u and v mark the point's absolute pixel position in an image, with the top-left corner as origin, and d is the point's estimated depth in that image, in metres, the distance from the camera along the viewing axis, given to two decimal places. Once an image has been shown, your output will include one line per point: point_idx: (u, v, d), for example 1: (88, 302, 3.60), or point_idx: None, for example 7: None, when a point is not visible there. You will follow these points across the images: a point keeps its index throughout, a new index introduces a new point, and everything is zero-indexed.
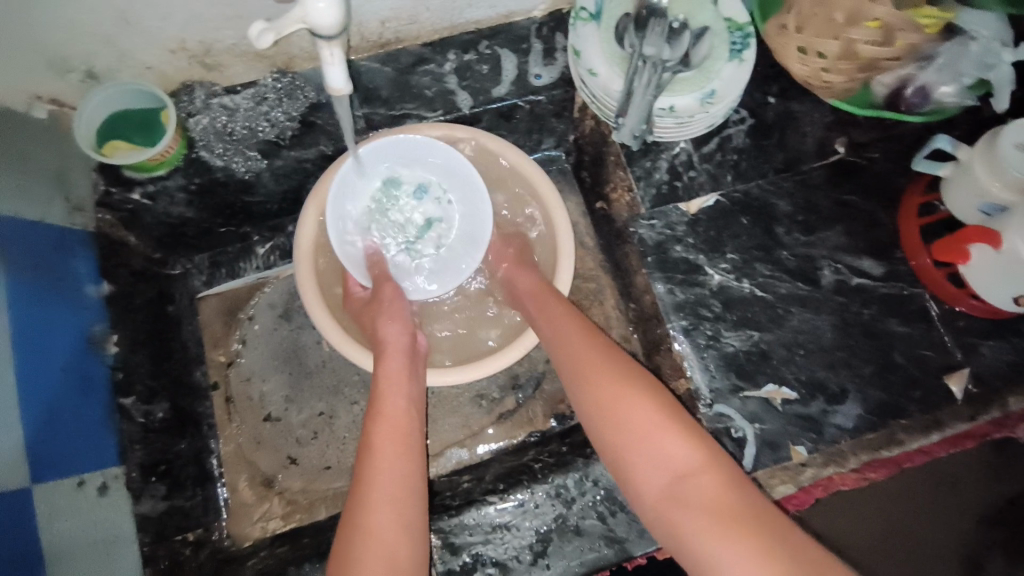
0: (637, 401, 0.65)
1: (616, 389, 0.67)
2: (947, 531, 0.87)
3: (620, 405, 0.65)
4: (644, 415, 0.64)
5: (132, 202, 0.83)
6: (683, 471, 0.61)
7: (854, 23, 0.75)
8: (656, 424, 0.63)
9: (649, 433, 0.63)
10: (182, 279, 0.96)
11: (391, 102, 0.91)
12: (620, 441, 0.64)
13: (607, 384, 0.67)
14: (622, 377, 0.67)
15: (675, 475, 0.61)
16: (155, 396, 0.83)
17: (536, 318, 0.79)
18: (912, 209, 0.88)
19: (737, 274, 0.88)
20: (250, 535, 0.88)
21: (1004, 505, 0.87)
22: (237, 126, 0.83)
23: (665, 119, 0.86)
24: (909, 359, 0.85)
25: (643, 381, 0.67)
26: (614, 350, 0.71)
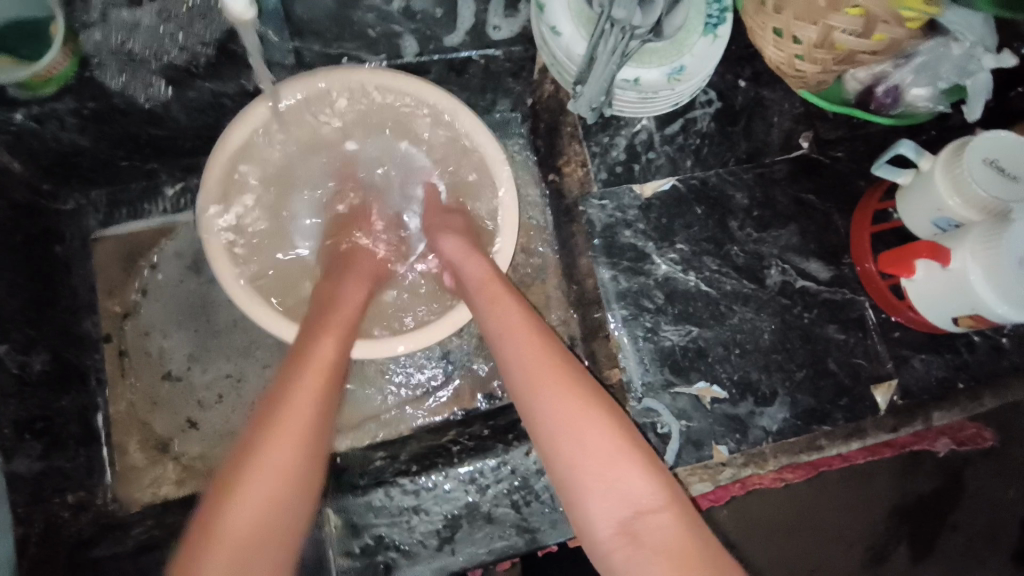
0: (594, 430, 0.61)
1: (573, 415, 0.62)
2: (859, 526, 0.85)
3: (578, 433, 0.61)
4: (600, 445, 0.60)
5: (15, 124, 0.71)
6: (635, 508, 0.58)
7: (835, 8, 0.68)
8: (612, 456, 0.60)
9: (605, 470, 0.60)
10: (73, 217, 0.86)
11: (327, 40, 0.81)
12: (570, 471, 0.60)
13: (565, 409, 0.62)
14: (582, 403, 0.62)
15: (627, 513, 0.58)
16: (33, 346, 0.73)
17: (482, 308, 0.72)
18: (865, 213, 0.85)
19: (683, 266, 0.84)
20: (139, 500, 0.82)
21: (916, 503, 0.86)
22: (137, 45, 0.70)
23: (627, 92, 0.79)
24: (842, 367, 0.84)
25: (604, 404, 0.63)
26: (574, 368, 0.66)
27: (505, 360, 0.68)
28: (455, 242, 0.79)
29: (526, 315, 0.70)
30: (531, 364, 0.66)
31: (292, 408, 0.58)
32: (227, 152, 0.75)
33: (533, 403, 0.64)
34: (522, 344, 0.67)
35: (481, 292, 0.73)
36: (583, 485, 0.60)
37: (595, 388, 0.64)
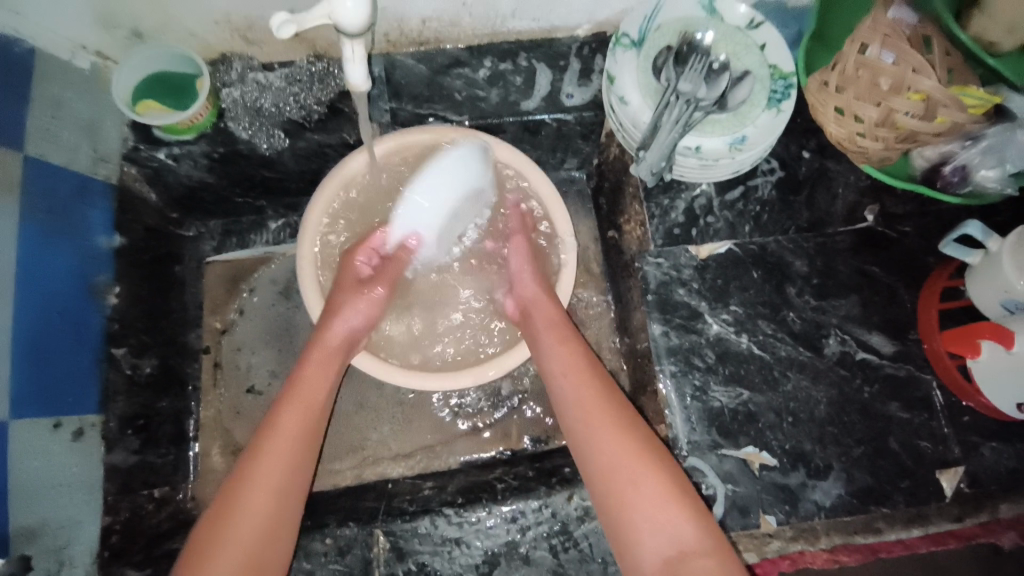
0: (644, 476, 0.70)
1: (626, 460, 0.71)
2: None
3: (627, 476, 0.70)
4: (646, 490, 0.69)
5: (157, 160, 0.85)
6: (676, 547, 0.66)
7: (897, 92, 0.73)
8: (658, 500, 0.69)
9: (648, 507, 0.68)
10: (193, 242, 0.99)
11: (419, 101, 0.92)
12: (618, 509, 0.70)
13: (618, 454, 0.72)
14: (634, 450, 0.72)
15: (669, 551, 0.66)
16: (145, 351, 0.85)
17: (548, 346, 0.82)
18: (933, 291, 0.84)
19: (737, 328, 0.85)
20: (214, 501, 0.90)
21: None
22: (266, 102, 0.85)
23: (689, 158, 0.84)
24: (904, 448, 0.81)
25: (655, 454, 0.72)
26: (632, 420, 0.75)
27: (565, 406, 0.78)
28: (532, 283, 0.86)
29: (589, 369, 0.79)
30: (589, 411, 0.76)
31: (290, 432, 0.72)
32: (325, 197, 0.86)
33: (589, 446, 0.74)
34: (583, 395, 0.77)
35: (549, 331, 0.82)
36: (628, 523, 0.69)
37: (650, 440, 0.73)
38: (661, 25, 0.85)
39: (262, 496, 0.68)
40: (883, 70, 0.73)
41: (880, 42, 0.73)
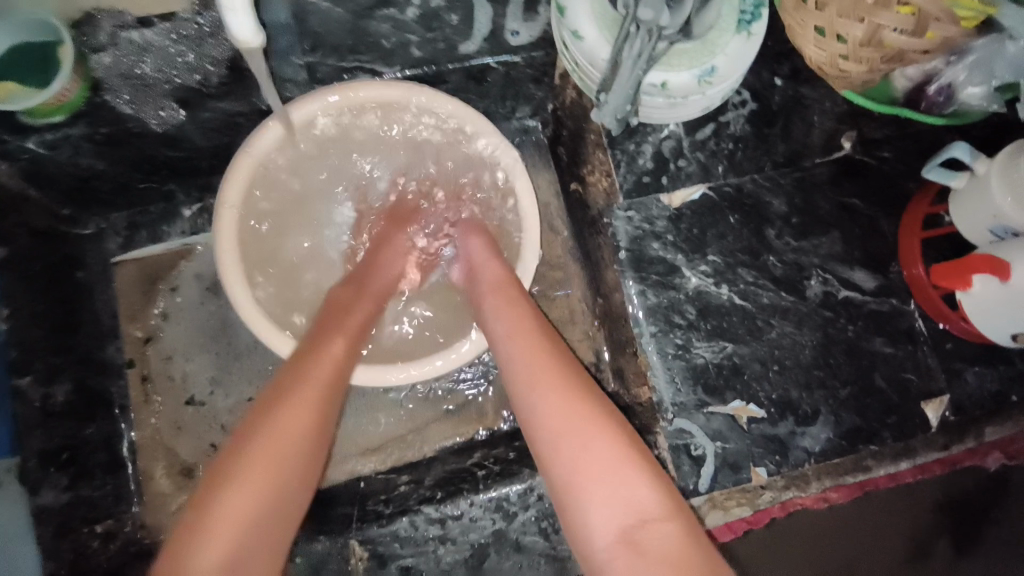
0: (596, 439, 0.58)
1: (575, 420, 0.59)
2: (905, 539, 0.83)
3: (574, 439, 0.58)
4: (599, 453, 0.57)
5: (29, 151, 0.70)
6: (635, 514, 0.54)
7: (885, 6, 0.63)
8: (613, 460, 0.57)
9: (601, 467, 0.57)
10: (94, 241, 0.85)
11: (344, 52, 0.79)
12: (568, 476, 0.57)
13: (565, 417, 0.60)
14: (583, 413, 0.60)
15: (627, 520, 0.54)
16: (57, 375, 0.74)
17: (490, 302, 0.71)
18: (914, 218, 0.80)
19: (716, 278, 0.80)
20: (166, 527, 0.80)
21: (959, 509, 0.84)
22: (147, 68, 0.68)
23: (656, 97, 0.76)
24: (890, 383, 0.79)
25: (606, 414, 0.60)
26: (583, 379, 0.63)
27: (508, 366, 0.66)
28: (477, 243, 0.78)
29: (534, 326, 0.68)
30: (532, 362, 0.64)
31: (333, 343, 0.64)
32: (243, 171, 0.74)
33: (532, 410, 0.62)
34: (529, 355, 0.65)
35: (490, 292, 0.72)
36: (575, 494, 0.56)
37: (603, 401, 0.61)
38: None
39: (289, 441, 0.55)
40: None
41: None
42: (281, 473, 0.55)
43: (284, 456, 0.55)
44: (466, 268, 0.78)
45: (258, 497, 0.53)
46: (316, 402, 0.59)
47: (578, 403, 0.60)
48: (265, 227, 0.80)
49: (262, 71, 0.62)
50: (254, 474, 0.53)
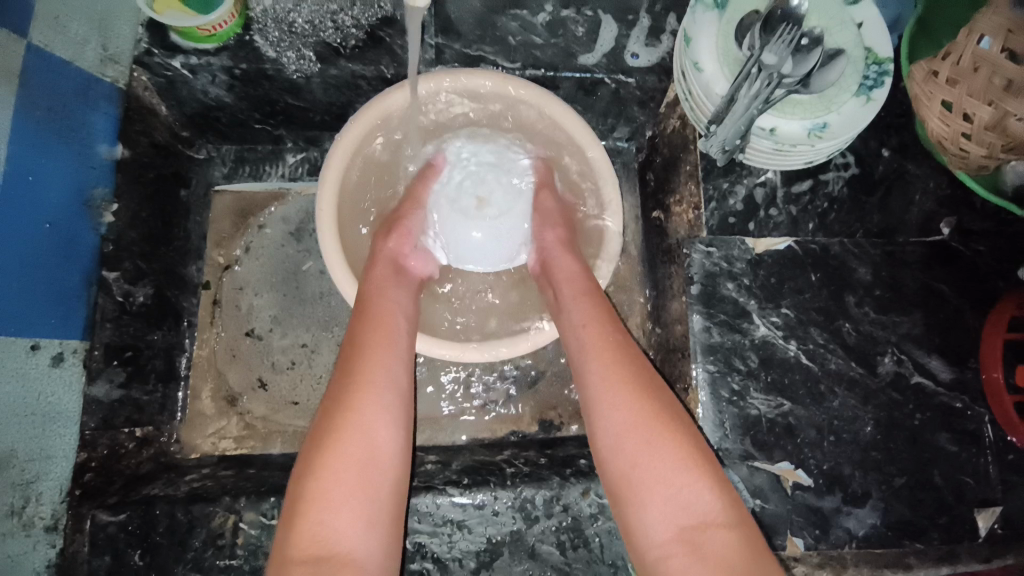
0: (661, 439, 0.58)
1: (640, 420, 0.59)
2: None
3: (641, 440, 0.58)
4: (666, 458, 0.57)
5: (171, 70, 0.76)
6: (694, 518, 0.55)
7: (1014, 93, 0.67)
8: (675, 464, 0.57)
9: (666, 468, 0.57)
10: (203, 165, 0.92)
11: (467, 41, 0.83)
12: (631, 474, 0.58)
13: (630, 417, 0.59)
14: (648, 415, 0.59)
15: (688, 525, 0.55)
16: (140, 279, 0.79)
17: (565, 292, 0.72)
18: (1000, 319, 0.75)
19: (786, 332, 0.78)
20: (198, 447, 0.85)
21: None
22: (299, 18, 0.76)
23: (762, 141, 0.76)
24: (948, 483, 0.74)
25: (676, 420, 0.59)
26: (652, 378, 0.62)
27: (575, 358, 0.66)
28: (555, 233, 0.78)
29: (602, 322, 0.67)
30: (599, 355, 0.64)
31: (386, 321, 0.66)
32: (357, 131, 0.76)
33: (598, 404, 0.62)
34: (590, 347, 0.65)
35: (568, 283, 0.72)
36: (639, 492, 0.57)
37: (670, 406, 0.60)
38: None
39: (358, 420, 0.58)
40: (1003, 67, 0.67)
41: (1004, 37, 0.67)
42: (369, 437, 0.57)
43: (377, 407, 0.59)
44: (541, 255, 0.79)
45: (359, 430, 0.57)
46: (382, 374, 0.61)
47: (648, 400, 0.60)
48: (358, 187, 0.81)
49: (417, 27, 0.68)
50: (352, 424, 0.58)
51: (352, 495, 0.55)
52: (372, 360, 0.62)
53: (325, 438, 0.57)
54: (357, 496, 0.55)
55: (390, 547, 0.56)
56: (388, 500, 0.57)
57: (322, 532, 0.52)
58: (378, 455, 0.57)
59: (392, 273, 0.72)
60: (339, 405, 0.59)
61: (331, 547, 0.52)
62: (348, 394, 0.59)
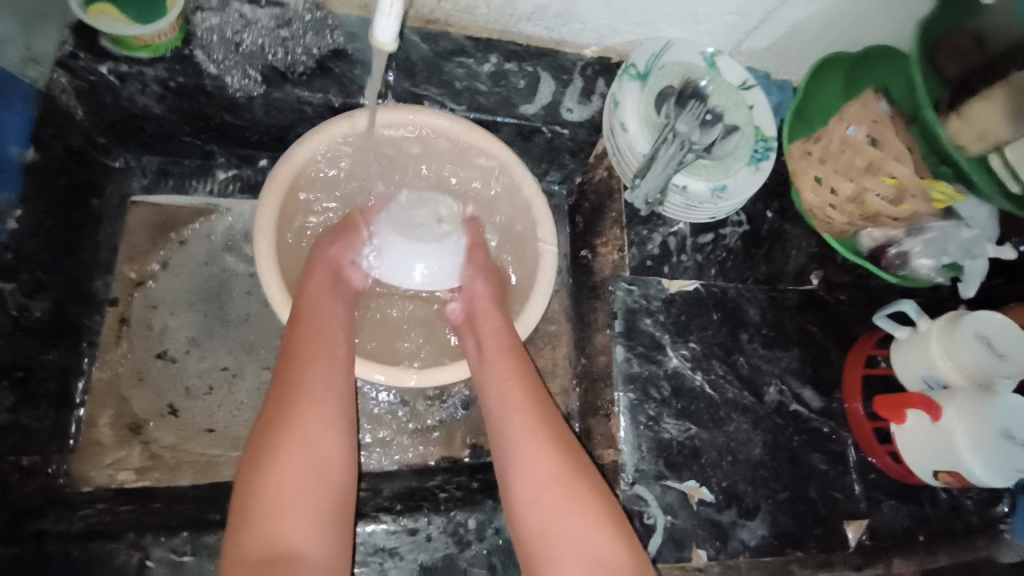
0: (565, 487, 0.65)
1: (548, 466, 0.66)
2: None
3: (552, 483, 0.65)
4: (571, 507, 0.64)
5: (97, 75, 0.73)
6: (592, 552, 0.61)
7: (873, 173, 0.82)
8: (581, 509, 0.63)
9: (574, 510, 0.64)
10: (121, 176, 0.87)
11: (416, 80, 0.88)
12: (539, 531, 0.63)
13: (542, 474, 0.65)
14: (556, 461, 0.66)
15: (586, 558, 0.61)
16: (39, 292, 0.72)
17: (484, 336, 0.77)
18: (857, 357, 0.93)
19: (693, 364, 0.88)
20: (92, 480, 0.78)
21: None
22: (248, 38, 0.76)
23: (676, 195, 0.87)
24: (821, 497, 0.87)
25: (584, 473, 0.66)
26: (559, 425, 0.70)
27: (493, 411, 0.71)
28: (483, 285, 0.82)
29: (515, 373, 0.73)
30: (512, 395, 0.71)
31: (323, 332, 0.68)
32: (318, 137, 0.78)
33: (516, 450, 0.68)
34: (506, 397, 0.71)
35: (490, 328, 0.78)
36: (545, 539, 0.63)
37: (575, 457, 0.67)
38: (665, 66, 0.89)
39: (302, 433, 0.59)
40: (863, 151, 0.81)
41: (867, 126, 0.82)
42: (309, 445, 0.59)
43: (318, 419, 0.61)
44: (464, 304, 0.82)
45: (302, 442, 0.59)
46: (325, 384, 0.63)
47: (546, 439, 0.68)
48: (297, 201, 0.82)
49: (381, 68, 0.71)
50: (296, 437, 0.59)
51: (295, 502, 0.56)
52: (315, 373, 0.64)
53: (269, 451, 0.58)
54: (303, 505, 0.56)
55: (340, 554, 0.57)
56: (336, 506, 0.59)
57: (277, 547, 0.53)
58: (323, 466, 0.59)
59: (330, 282, 0.75)
60: (283, 417, 0.60)
61: (277, 550, 0.53)
62: (290, 408, 0.61)
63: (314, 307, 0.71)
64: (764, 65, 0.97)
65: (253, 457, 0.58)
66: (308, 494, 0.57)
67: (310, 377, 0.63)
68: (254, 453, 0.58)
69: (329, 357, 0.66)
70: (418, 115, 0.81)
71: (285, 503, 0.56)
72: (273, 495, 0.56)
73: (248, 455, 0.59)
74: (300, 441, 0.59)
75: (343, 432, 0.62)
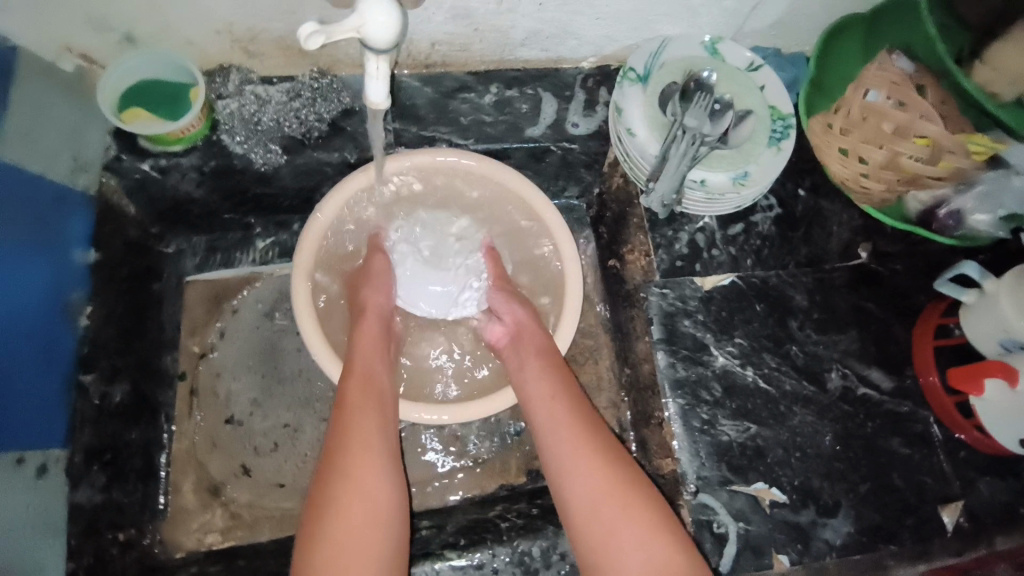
0: (626, 505, 0.63)
1: (601, 488, 0.65)
2: None
3: (609, 507, 0.63)
4: (633, 528, 0.62)
5: (141, 172, 0.80)
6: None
7: (902, 136, 0.76)
8: (642, 530, 0.62)
9: (637, 531, 0.62)
10: (174, 259, 0.94)
11: (424, 122, 0.93)
12: (601, 557, 0.62)
13: (598, 496, 0.64)
14: (612, 482, 0.65)
15: None
16: (116, 377, 0.78)
17: (525, 362, 0.78)
18: (926, 328, 0.86)
19: (742, 360, 0.85)
20: (183, 545, 0.83)
21: None
22: (265, 116, 0.82)
23: (696, 191, 0.85)
24: (908, 484, 0.81)
25: (643, 488, 0.65)
26: (611, 444, 0.69)
27: (541, 438, 0.71)
28: (522, 309, 0.83)
29: (563, 396, 0.72)
30: (560, 418, 0.71)
31: (367, 382, 0.71)
32: (338, 198, 0.82)
33: (568, 476, 0.67)
34: (557, 419, 0.71)
35: (532, 353, 0.78)
36: (609, 565, 0.61)
37: (629, 473, 0.66)
38: (666, 64, 0.88)
39: (355, 483, 0.62)
40: (889, 115, 0.76)
41: (888, 89, 0.77)
42: (363, 495, 0.61)
43: (370, 467, 0.63)
44: (508, 328, 0.84)
45: (357, 491, 0.61)
46: (374, 433, 0.66)
47: (599, 459, 0.67)
48: (332, 249, 0.86)
49: (380, 140, 0.75)
50: (349, 486, 0.61)
51: (355, 552, 0.58)
52: (363, 423, 0.66)
53: (327, 503, 0.60)
54: (363, 554, 0.58)
55: None
56: (394, 551, 0.60)
57: None
58: (379, 516, 0.61)
59: (380, 333, 0.79)
60: (333, 470, 0.63)
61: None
62: (343, 459, 0.63)
63: (357, 356, 0.74)
64: (772, 42, 0.95)
65: (312, 512, 0.61)
66: (367, 544, 0.59)
67: (358, 427, 0.66)
68: (312, 508, 0.61)
69: (375, 406, 0.68)
70: (431, 158, 0.85)
71: (343, 555, 0.57)
72: (332, 548, 0.58)
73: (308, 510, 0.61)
74: (354, 491, 0.61)
75: (395, 480, 0.64)
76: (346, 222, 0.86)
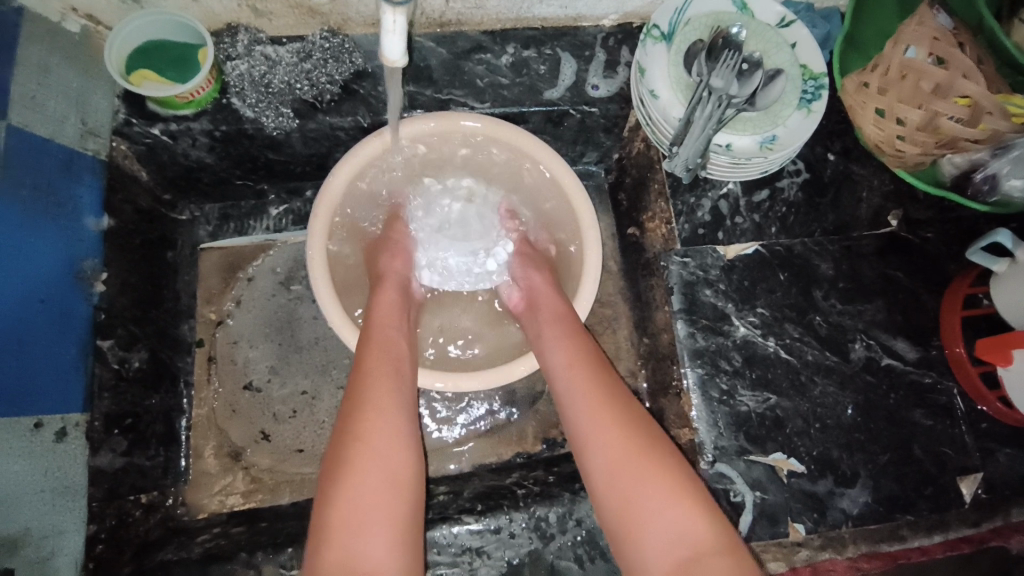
0: (646, 472, 0.63)
1: (621, 453, 0.64)
2: None
3: (629, 472, 0.63)
4: (653, 493, 0.62)
5: (151, 137, 0.79)
6: (680, 542, 0.59)
7: (942, 96, 0.72)
8: (662, 497, 0.62)
9: (657, 497, 0.62)
10: (188, 226, 0.94)
11: (439, 85, 0.88)
12: (621, 521, 0.62)
13: (617, 461, 0.64)
14: (633, 448, 0.64)
15: (674, 544, 0.60)
16: (134, 344, 0.79)
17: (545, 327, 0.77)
18: (955, 298, 0.83)
19: (764, 330, 0.83)
20: (206, 507, 0.86)
21: None
22: (276, 78, 0.79)
23: (721, 156, 0.82)
24: (928, 455, 0.80)
25: (661, 454, 0.65)
26: (632, 411, 0.68)
27: (563, 403, 0.70)
28: (541, 275, 0.82)
29: (585, 363, 0.71)
30: (580, 384, 0.70)
31: (384, 346, 0.71)
32: (349, 164, 0.79)
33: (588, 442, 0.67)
34: (577, 386, 0.70)
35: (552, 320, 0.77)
36: (628, 530, 0.61)
37: (650, 439, 0.66)
38: (692, 19, 0.83)
39: (371, 445, 0.62)
40: (928, 73, 0.72)
41: (928, 45, 0.72)
42: (378, 458, 0.61)
43: (384, 430, 0.63)
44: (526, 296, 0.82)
45: (372, 453, 0.61)
46: (390, 397, 0.66)
47: (620, 425, 0.66)
48: (347, 215, 0.84)
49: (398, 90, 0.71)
50: (363, 448, 0.62)
51: (369, 513, 0.59)
52: (379, 389, 0.66)
53: (343, 465, 0.61)
54: (377, 517, 0.59)
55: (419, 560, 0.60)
56: (409, 514, 0.61)
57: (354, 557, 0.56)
58: (395, 477, 0.61)
59: (397, 299, 0.78)
60: (349, 433, 0.63)
61: (354, 560, 0.56)
62: (358, 421, 0.63)
63: (375, 322, 0.74)
64: None
65: (329, 472, 0.61)
66: (382, 505, 0.59)
67: (373, 393, 0.66)
68: (329, 468, 0.61)
69: (392, 371, 0.68)
70: (444, 119, 0.81)
71: (357, 514, 0.58)
72: (345, 508, 0.58)
73: (325, 470, 0.62)
74: (368, 452, 0.61)
75: (411, 444, 0.65)
76: (358, 188, 0.83)
